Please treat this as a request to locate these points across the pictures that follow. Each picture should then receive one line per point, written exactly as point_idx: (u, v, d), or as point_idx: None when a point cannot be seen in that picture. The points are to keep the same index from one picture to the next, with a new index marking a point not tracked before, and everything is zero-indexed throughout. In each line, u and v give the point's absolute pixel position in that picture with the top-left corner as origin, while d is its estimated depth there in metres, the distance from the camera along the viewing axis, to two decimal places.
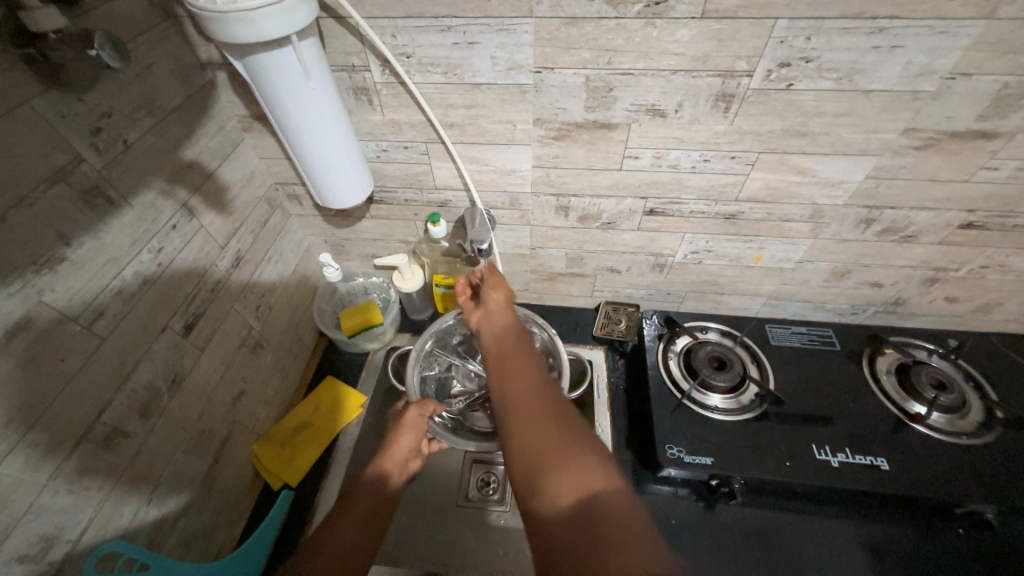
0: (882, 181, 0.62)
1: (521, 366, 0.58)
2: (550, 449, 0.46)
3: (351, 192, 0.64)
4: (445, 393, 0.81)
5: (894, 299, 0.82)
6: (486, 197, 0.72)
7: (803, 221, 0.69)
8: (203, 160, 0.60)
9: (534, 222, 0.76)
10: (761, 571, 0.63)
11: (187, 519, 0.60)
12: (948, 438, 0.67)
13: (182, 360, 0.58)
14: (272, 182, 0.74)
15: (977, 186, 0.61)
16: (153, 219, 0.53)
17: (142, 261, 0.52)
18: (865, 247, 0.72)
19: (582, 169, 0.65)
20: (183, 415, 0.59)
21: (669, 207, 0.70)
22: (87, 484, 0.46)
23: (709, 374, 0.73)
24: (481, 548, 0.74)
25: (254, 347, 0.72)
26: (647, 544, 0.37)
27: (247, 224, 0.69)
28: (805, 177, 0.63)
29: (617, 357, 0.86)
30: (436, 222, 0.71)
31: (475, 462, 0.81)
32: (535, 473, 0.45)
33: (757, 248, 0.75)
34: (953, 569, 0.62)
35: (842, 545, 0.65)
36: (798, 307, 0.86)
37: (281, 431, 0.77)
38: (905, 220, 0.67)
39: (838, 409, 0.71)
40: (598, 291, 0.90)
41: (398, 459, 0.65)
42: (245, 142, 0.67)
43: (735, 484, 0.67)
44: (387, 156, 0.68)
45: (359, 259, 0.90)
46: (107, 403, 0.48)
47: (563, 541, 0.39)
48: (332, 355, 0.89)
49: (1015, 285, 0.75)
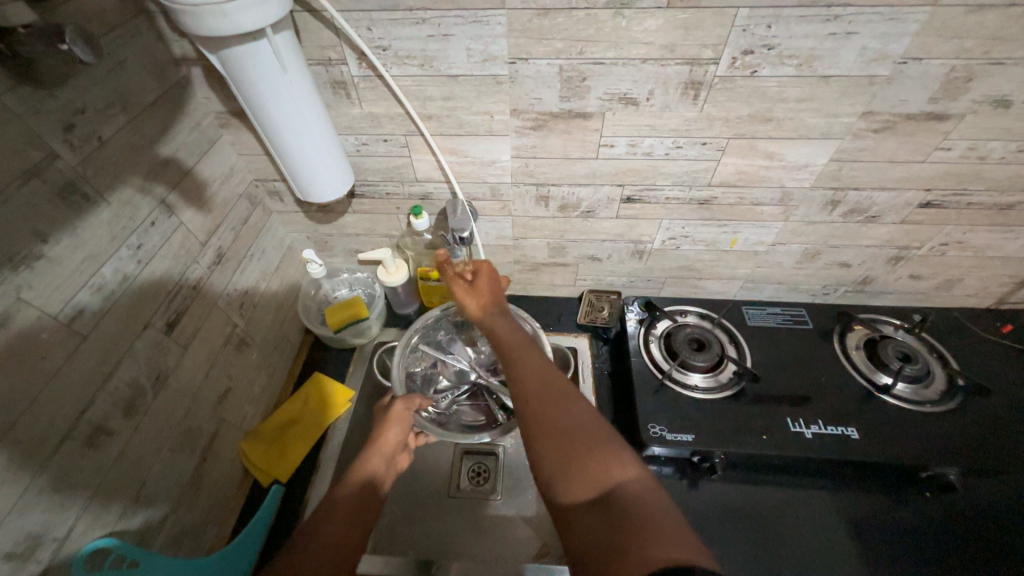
0: (845, 163, 0.65)
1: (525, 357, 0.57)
2: (569, 440, 0.46)
3: (333, 187, 0.65)
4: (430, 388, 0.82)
5: (861, 278, 0.85)
6: (467, 189, 0.73)
7: (773, 204, 0.72)
8: (180, 156, 0.59)
9: (515, 213, 0.77)
10: (743, 541, 0.66)
11: (176, 516, 0.60)
12: (913, 407, 0.70)
13: (165, 358, 0.58)
14: (251, 179, 0.74)
15: (933, 166, 0.65)
16: (131, 216, 0.53)
17: (121, 258, 0.52)
18: (833, 228, 0.75)
19: (560, 159, 0.67)
20: (167, 414, 0.58)
21: (645, 194, 0.72)
22: (72, 482, 0.46)
23: (688, 355, 0.75)
24: (473, 535, 0.75)
25: (238, 345, 0.71)
26: (676, 530, 0.38)
27: (227, 221, 0.69)
28: (773, 161, 0.65)
29: (600, 344, 0.88)
30: (418, 214, 0.72)
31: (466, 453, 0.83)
32: (556, 465, 0.45)
33: (731, 232, 0.78)
34: (920, 529, 0.66)
35: (818, 512, 0.68)
36: (773, 289, 0.89)
37: (270, 427, 0.77)
38: (868, 201, 0.70)
39: (812, 384, 0.74)
40: (581, 280, 0.92)
41: (386, 452, 0.66)
42: (222, 139, 0.67)
43: (716, 459, 0.69)
44: (367, 150, 0.68)
45: (342, 256, 0.90)
46: (90, 401, 0.48)
47: (588, 533, 0.41)
48: (318, 352, 0.90)
49: (973, 261, 0.80)
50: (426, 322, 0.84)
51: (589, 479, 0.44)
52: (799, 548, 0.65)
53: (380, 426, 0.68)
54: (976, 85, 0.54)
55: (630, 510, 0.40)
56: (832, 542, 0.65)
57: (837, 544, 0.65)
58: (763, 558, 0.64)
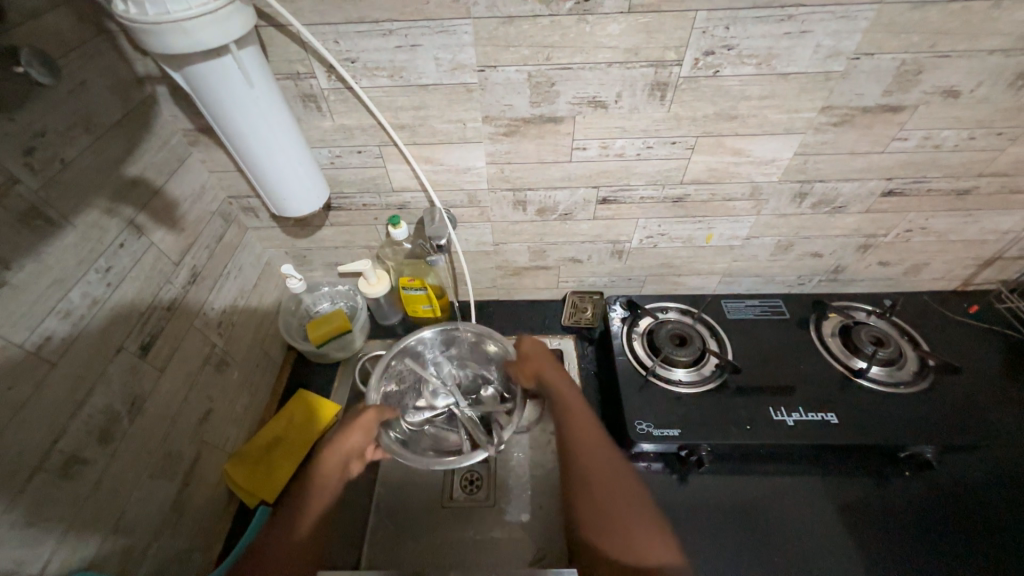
0: (809, 157, 0.67)
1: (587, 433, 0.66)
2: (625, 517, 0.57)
3: (307, 200, 0.64)
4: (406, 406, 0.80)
5: (834, 267, 0.88)
6: (444, 197, 0.74)
7: (744, 199, 0.74)
8: (148, 176, 0.59)
9: (494, 219, 0.78)
10: (734, 530, 0.67)
11: (159, 545, 0.59)
12: (888, 389, 0.72)
13: (141, 382, 0.56)
14: (225, 197, 0.73)
15: (892, 156, 0.67)
16: (98, 238, 0.52)
17: (89, 282, 0.50)
18: (803, 220, 0.77)
19: (534, 164, 0.68)
20: (145, 439, 0.57)
21: (620, 195, 0.73)
22: (45, 515, 0.45)
23: (671, 350, 0.76)
24: (467, 544, 0.75)
25: (218, 364, 0.70)
26: None
27: (201, 239, 0.68)
28: (741, 157, 0.67)
29: (585, 344, 0.89)
30: (396, 224, 0.72)
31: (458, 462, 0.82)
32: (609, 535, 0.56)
33: (706, 228, 0.79)
34: (902, 507, 0.67)
35: (805, 498, 0.69)
36: (750, 281, 0.91)
37: (253, 448, 0.75)
38: (834, 192, 0.73)
39: (793, 373, 0.76)
40: (563, 282, 0.92)
41: (337, 466, 0.66)
42: (192, 156, 0.66)
43: (703, 452, 0.69)
44: (341, 162, 0.68)
45: (322, 269, 0.90)
46: (61, 430, 0.47)
47: None
48: (301, 368, 0.88)
49: (937, 246, 0.83)
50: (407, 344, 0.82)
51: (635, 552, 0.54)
52: (788, 534, 0.66)
53: (338, 436, 0.68)
54: (926, 78, 0.57)
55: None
56: (820, 526, 0.67)
57: (825, 529, 0.66)
58: (754, 547, 0.65)
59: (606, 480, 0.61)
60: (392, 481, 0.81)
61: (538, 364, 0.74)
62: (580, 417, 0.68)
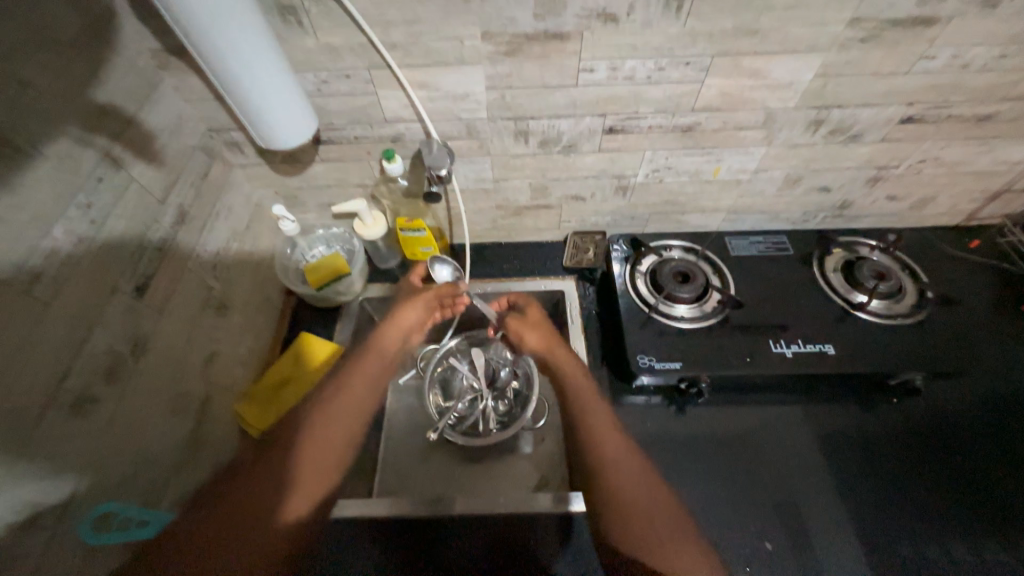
0: (829, 79, 0.63)
1: (588, 398, 0.71)
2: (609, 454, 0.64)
3: (294, 129, 0.61)
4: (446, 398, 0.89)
5: (841, 202, 0.86)
6: (441, 128, 0.69)
7: (756, 128, 0.70)
8: (120, 103, 0.54)
9: (494, 152, 0.73)
10: (727, 459, 0.69)
11: (180, 477, 0.60)
12: (885, 321, 0.73)
13: (140, 323, 0.55)
14: (204, 129, 0.68)
15: (916, 78, 0.63)
16: (75, 169, 0.48)
17: (72, 218, 0.47)
18: (815, 150, 0.74)
19: (538, 88, 0.63)
20: (154, 378, 0.57)
21: (628, 123, 0.69)
22: (62, 453, 0.45)
23: (674, 288, 0.76)
24: (472, 475, 0.83)
25: (218, 308, 0.69)
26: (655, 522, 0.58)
27: (185, 176, 0.64)
28: (758, 80, 0.63)
29: (587, 285, 0.89)
30: (391, 158, 0.68)
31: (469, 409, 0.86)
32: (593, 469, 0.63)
33: (715, 161, 0.76)
34: (888, 434, 0.71)
35: (794, 424, 0.72)
36: (755, 219, 0.90)
37: (260, 390, 0.75)
38: (851, 119, 0.69)
39: (793, 307, 0.76)
40: (565, 223, 0.90)
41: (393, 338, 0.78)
42: (164, 82, 0.60)
43: (702, 384, 0.71)
44: (329, 88, 0.63)
45: (316, 210, 0.86)
46: (65, 369, 0.46)
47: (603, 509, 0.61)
48: (301, 313, 0.87)
49: (947, 178, 0.81)
50: (443, 352, 0.90)
51: (606, 482, 0.62)
52: (782, 458, 0.69)
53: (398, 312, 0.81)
54: None
55: (615, 499, 0.60)
56: (807, 447, 0.70)
57: (819, 453, 0.70)
58: (754, 475, 0.68)
59: (597, 422, 0.67)
60: (398, 424, 0.89)
61: (525, 328, 0.78)
62: (583, 389, 0.72)
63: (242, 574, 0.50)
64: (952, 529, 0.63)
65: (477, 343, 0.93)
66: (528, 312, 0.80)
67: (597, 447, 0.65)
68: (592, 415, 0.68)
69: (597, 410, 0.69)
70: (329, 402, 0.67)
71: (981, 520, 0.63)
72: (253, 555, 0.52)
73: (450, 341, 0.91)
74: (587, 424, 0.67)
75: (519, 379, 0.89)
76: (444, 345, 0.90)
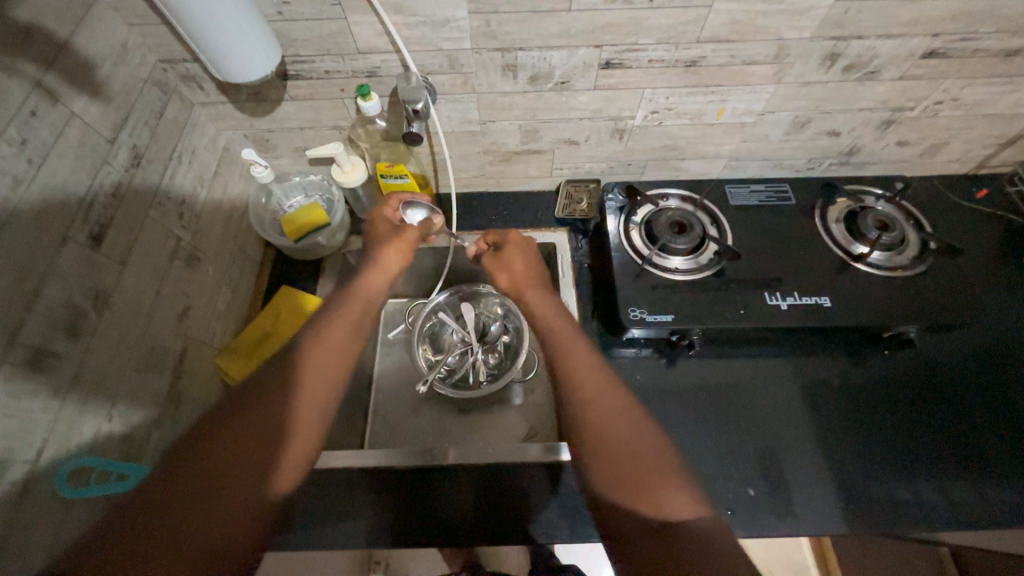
0: (851, 4, 0.57)
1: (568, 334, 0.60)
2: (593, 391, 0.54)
3: (253, 59, 0.54)
4: (435, 352, 0.88)
5: (849, 148, 0.81)
6: (420, 60, 0.62)
7: (766, 62, 0.64)
8: (47, 24, 0.47)
9: (479, 89, 0.67)
10: (714, 409, 0.70)
11: (161, 431, 0.59)
12: (884, 273, 0.71)
13: (100, 275, 0.52)
14: (155, 61, 0.61)
15: (946, 3, 0.57)
16: (0, 101, 0.43)
17: (4, 158, 0.43)
18: (827, 89, 0.69)
19: (526, 13, 0.56)
20: (122, 333, 0.54)
21: (626, 56, 0.63)
22: (23, 408, 0.43)
23: (669, 239, 0.73)
24: (462, 426, 0.83)
25: (189, 260, 0.65)
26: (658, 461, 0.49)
27: (137, 114, 0.58)
28: (772, 5, 0.56)
29: (579, 237, 0.86)
30: (365, 95, 0.61)
31: (458, 363, 0.86)
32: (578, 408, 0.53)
33: (719, 100, 0.70)
34: (875, 385, 0.71)
35: (784, 376, 0.72)
36: (757, 166, 0.85)
37: (242, 344, 0.73)
38: (869, 52, 0.63)
39: (791, 259, 0.73)
40: (557, 170, 0.85)
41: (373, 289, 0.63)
42: (100, 2, 0.53)
43: (693, 335, 0.69)
44: (291, 12, 0.56)
45: (290, 156, 0.80)
46: (18, 323, 0.43)
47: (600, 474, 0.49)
48: (281, 266, 0.84)
49: (965, 121, 0.76)
50: (432, 306, 0.88)
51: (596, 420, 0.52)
52: (767, 408, 0.70)
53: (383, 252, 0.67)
54: None
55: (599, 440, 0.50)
56: (793, 397, 0.70)
57: (806, 403, 0.70)
58: (740, 424, 0.68)
59: (574, 352, 0.58)
60: (386, 377, 0.88)
61: (510, 267, 0.70)
62: (560, 322, 0.62)
63: (211, 548, 0.40)
64: (930, 474, 0.64)
65: (466, 298, 0.91)
66: (506, 250, 0.71)
67: (585, 394, 0.54)
68: (575, 352, 0.58)
69: (573, 338, 0.60)
70: (312, 352, 0.53)
71: (967, 467, 0.64)
72: (226, 524, 0.42)
73: (439, 295, 0.89)
74: (565, 350, 0.58)
75: (508, 333, 0.88)
76: (433, 299, 0.88)
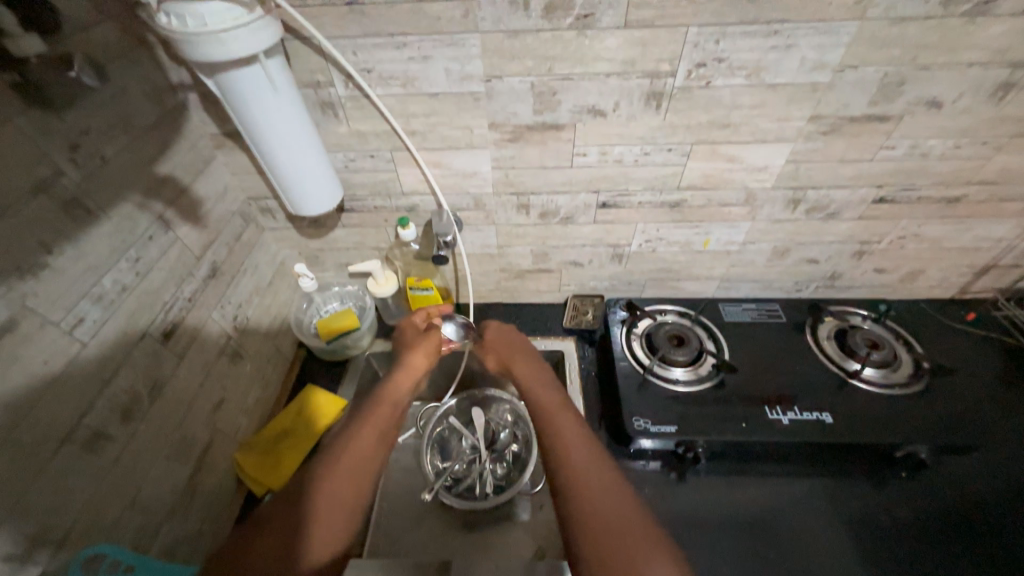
0: (800, 164, 0.70)
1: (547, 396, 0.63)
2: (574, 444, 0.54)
3: (321, 199, 0.69)
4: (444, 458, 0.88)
5: (831, 273, 0.90)
6: (451, 200, 0.77)
7: (739, 205, 0.77)
8: (177, 175, 0.63)
9: (499, 221, 0.81)
10: (728, 531, 0.67)
11: (171, 524, 0.60)
12: (882, 390, 0.73)
13: (161, 366, 0.59)
14: (244, 198, 0.77)
15: (881, 164, 0.70)
16: (130, 228, 0.56)
17: (120, 270, 0.54)
18: (797, 225, 0.80)
19: (538, 168, 0.72)
20: (163, 421, 0.60)
21: (620, 199, 0.76)
22: (68, 487, 0.47)
23: (668, 350, 0.78)
24: (467, 542, 0.80)
25: (233, 356, 0.73)
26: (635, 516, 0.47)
27: (221, 236, 0.72)
28: (735, 164, 0.70)
29: (586, 346, 0.91)
30: (405, 225, 0.75)
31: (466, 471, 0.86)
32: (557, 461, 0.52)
33: (703, 233, 0.82)
34: (898, 511, 0.68)
35: (800, 498, 0.69)
36: (748, 287, 0.93)
37: (263, 440, 0.77)
38: (826, 198, 0.75)
39: (789, 374, 0.77)
40: (565, 286, 0.95)
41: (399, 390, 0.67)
42: (217, 159, 0.71)
43: (699, 448, 0.70)
44: (355, 166, 0.73)
45: (334, 270, 0.93)
46: (89, 405, 0.50)
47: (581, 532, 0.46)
48: (310, 366, 0.91)
49: (932, 253, 0.85)
50: (445, 411, 0.92)
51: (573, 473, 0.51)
52: (785, 533, 0.66)
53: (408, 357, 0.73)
54: (909, 89, 0.60)
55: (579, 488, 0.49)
56: (812, 521, 0.67)
57: (826, 528, 0.67)
58: (758, 551, 0.65)
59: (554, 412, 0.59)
60: (393, 483, 0.88)
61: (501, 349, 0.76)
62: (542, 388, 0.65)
63: None
64: None
65: (477, 403, 0.94)
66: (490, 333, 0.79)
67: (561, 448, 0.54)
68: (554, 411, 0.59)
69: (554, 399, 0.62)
70: (341, 449, 0.56)
71: None
72: None
73: (452, 399, 0.92)
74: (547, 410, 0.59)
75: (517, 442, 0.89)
76: (446, 403, 0.91)
